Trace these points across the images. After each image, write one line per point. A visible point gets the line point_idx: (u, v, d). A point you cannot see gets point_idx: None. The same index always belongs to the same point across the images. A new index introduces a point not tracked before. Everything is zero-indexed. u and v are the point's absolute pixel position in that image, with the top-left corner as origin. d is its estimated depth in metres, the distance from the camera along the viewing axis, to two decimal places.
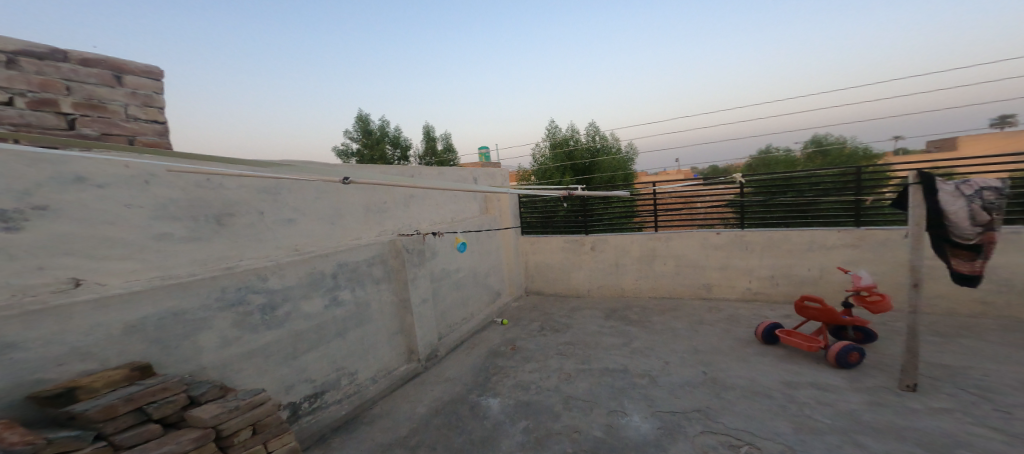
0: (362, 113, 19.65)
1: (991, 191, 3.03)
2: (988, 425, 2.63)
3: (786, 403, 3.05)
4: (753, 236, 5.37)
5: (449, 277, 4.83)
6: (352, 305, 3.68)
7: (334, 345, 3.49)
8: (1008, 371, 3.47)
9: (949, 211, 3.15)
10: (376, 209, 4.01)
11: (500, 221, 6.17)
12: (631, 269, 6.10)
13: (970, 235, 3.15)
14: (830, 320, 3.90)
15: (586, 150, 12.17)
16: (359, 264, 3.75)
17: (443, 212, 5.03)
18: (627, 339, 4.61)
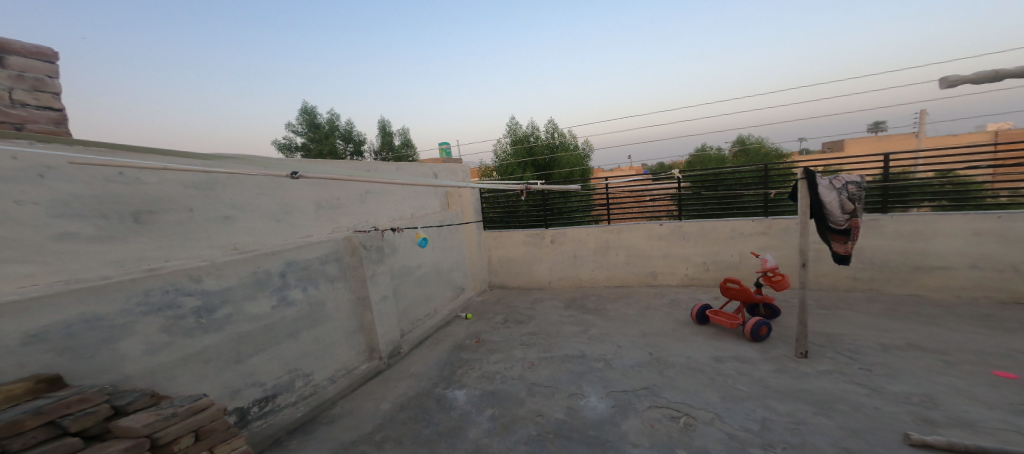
0: (306, 106, 18.48)
1: (853, 184, 3.95)
2: (858, 383, 3.31)
3: (714, 375, 3.57)
4: (689, 227, 6.04)
5: (411, 273, 4.82)
6: (304, 305, 3.54)
7: (286, 347, 3.35)
8: (879, 336, 4.34)
9: (825, 200, 4.00)
10: (326, 205, 3.87)
11: (464, 216, 6.22)
12: (588, 260, 6.53)
13: (840, 221, 3.99)
14: (746, 299, 4.58)
15: (545, 146, 12.57)
16: (311, 262, 3.58)
17: (402, 207, 4.96)
18: (585, 326, 5.00)
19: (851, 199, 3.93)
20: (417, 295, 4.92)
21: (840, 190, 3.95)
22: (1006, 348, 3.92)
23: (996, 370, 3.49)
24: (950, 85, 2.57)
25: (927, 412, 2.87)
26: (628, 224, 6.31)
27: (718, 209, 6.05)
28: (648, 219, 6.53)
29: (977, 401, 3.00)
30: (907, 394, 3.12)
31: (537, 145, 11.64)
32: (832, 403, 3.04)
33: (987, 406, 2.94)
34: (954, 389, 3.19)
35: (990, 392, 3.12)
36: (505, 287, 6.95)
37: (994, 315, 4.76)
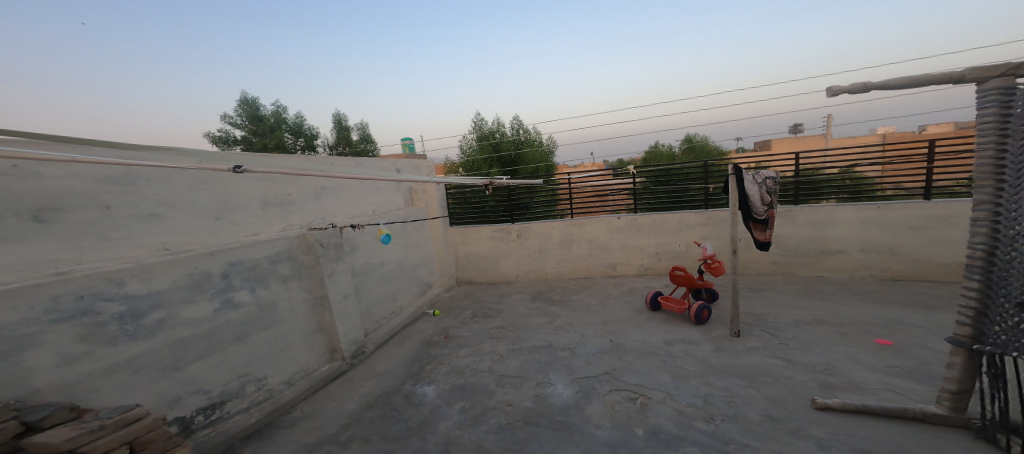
0: (246, 97, 17.15)
1: (769, 180, 4.51)
2: (782, 357, 3.78)
3: (666, 357, 3.88)
4: (644, 219, 6.45)
5: (374, 271, 4.69)
6: (254, 307, 3.34)
7: (234, 351, 3.17)
8: (804, 316, 4.94)
9: (750, 194, 4.50)
10: (275, 202, 3.67)
11: (429, 212, 6.15)
12: (552, 253, 6.74)
13: (762, 212, 4.55)
14: (691, 285, 5.00)
15: (511, 142, 12.73)
16: (260, 262, 3.37)
17: (362, 204, 4.81)
18: (551, 318, 5.19)
19: (769, 193, 4.51)
20: (382, 293, 4.82)
21: (761, 184, 4.49)
22: (892, 321, 4.69)
23: (881, 339, 4.18)
24: (832, 95, 2.65)
25: (833, 378, 3.36)
26: (589, 218, 6.58)
27: (670, 203, 6.49)
28: (608, 213, 6.86)
29: (871, 367, 3.56)
30: (818, 365, 3.62)
31: (502, 141, 11.73)
32: (760, 376, 3.44)
33: (879, 371, 3.49)
34: (856, 358, 3.75)
35: (885, 360, 3.70)
36: (473, 283, 6.99)
37: (879, 291, 5.72)
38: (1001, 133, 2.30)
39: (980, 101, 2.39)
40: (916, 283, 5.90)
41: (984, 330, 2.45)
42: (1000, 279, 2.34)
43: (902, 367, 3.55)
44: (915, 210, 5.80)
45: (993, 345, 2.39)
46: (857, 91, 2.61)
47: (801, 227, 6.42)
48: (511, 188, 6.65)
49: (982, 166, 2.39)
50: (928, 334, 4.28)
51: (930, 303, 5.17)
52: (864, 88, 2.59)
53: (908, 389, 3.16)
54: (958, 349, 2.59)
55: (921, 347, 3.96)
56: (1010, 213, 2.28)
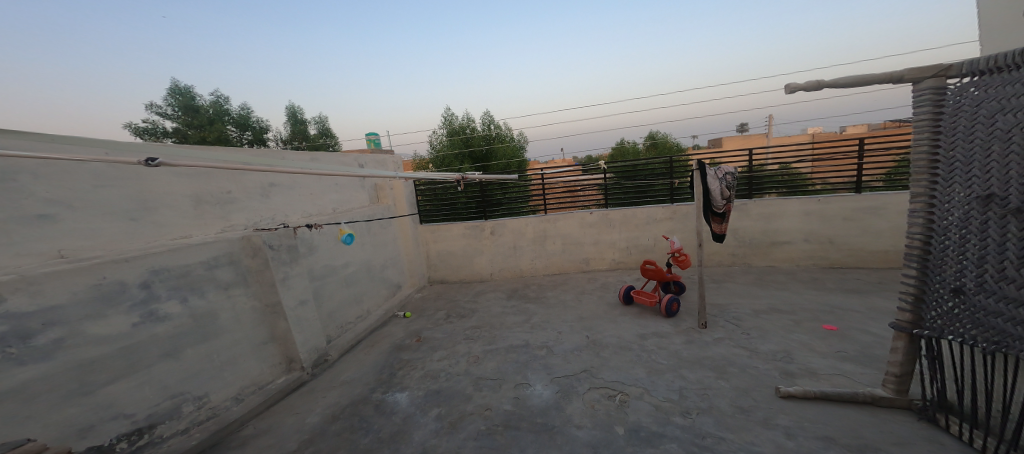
0: (178, 86, 15.70)
1: (729, 175, 4.69)
2: (744, 346, 3.92)
3: (641, 352, 3.92)
4: (615, 214, 6.53)
5: (335, 273, 4.37)
6: (187, 318, 2.96)
7: (163, 368, 2.80)
8: (766, 304, 5.18)
9: (712, 189, 4.65)
10: (209, 199, 3.30)
11: (397, 209, 5.86)
12: (526, 250, 6.66)
13: (721, 206, 4.69)
14: (660, 278, 5.08)
15: (482, 138, 12.57)
16: (192, 268, 2.98)
17: (319, 201, 4.47)
18: (527, 316, 5.12)
19: (727, 188, 4.67)
20: (345, 297, 4.51)
21: (722, 179, 4.64)
22: (832, 307, 5.04)
23: (827, 325, 4.47)
24: (790, 92, 2.73)
25: (794, 364, 3.52)
26: (562, 214, 6.56)
27: (640, 197, 6.60)
28: (581, 208, 6.89)
29: (822, 351, 3.78)
30: (777, 351, 3.79)
31: (475, 136, 11.58)
32: (727, 366, 3.54)
33: (829, 355, 3.71)
34: (810, 344, 3.97)
35: (838, 345, 3.94)
36: (446, 282, 6.76)
37: (820, 279, 6.12)
38: (935, 131, 2.42)
39: (917, 100, 2.50)
40: (850, 270, 6.38)
41: (923, 315, 2.57)
42: (937, 266, 2.44)
43: (849, 351, 3.79)
44: (851, 202, 6.24)
45: (931, 329, 2.50)
46: (812, 89, 2.71)
47: (753, 220, 6.73)
48: (482, 184, 6.50)
49: (919, 160, 2.51)
50: (867, 318, 4.63)
51: (863, 288, 5.64)
52: (818, 86, 2.69)
53: (857, 372, 3.37)
54: (901, 334, 2.72)
55: (861, 331, 4.27)
56: (943, 204, 2.37)
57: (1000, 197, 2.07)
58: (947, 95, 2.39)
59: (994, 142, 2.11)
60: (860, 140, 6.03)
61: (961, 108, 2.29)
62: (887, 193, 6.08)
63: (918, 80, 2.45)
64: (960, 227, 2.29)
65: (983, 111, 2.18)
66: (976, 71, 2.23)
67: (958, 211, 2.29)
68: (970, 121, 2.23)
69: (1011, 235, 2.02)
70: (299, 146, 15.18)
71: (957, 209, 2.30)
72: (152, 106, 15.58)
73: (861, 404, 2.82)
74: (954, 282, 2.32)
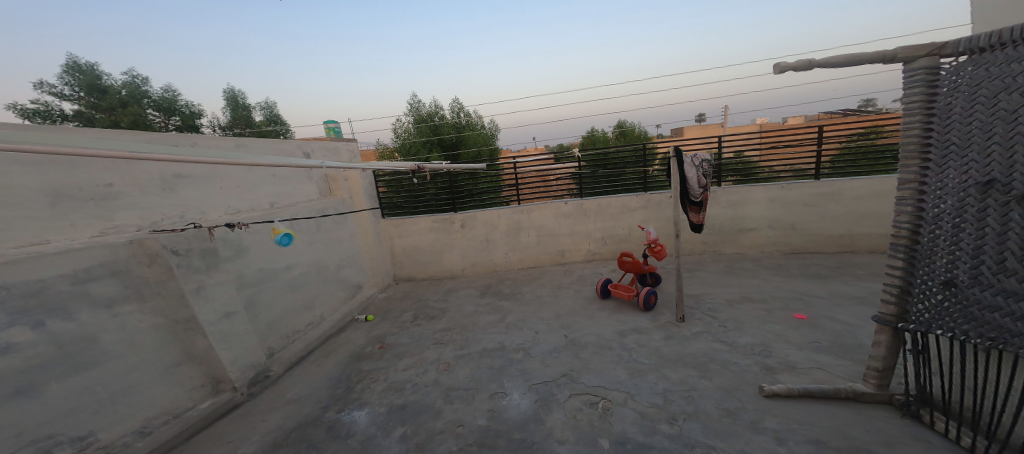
0: (79, 63, 13.73)
1: (705, 163, 4.50)
2: (719, 338, 3.79)
3: (622, 350, 3.73)
4: (589, 204, 6.32)
5: (275, 277, 3.84)
6: (54, 345, 2.38)
7: (19, 410, 2.22)
8: (742, 291, 5.16)
9: (689, 177, 4.44)
10: (74, 194, 2.66)
11: (355, 203, 5.34)
12: (499, 242, 6.31)
13: (698, 194, 4.51)
14: (637, 271, 4.84)
15: (450, 125, 12.01)
16: (51, 283, 2.37)
17: (250, 196, 3.90)
18: (502, 314, 4.85)
19: (704, 176, 4.47)
20: (290, 303, 4.00)
21: (698, 167, 4.43)
22: (798, 293, 4.95)
23: (796, 312, 4.40)
24: (779, 72, 2.51)
25: (772, 356, 3.43)
26: (536, 205, 6.27)
27: (614, 186, 6.42)
28: (555, 198, 6.63)
29: (797, 338, 3.72)
30: (754, 341, 3.69)
31: (444, 124, 11.03)
32: (706, 363, 3.40)
33: (803, 342, 3.63)
34: (783, 331, 3.89)
35: (813, 331, 3.84)
36: (414, 280, 6.30)
37: (785, 265, 6.22)
38: (927, 113, 2.23)
39: (906, 81, 2.30)
40: (811, 254, 6.54)
41: (907, 308, 2.41)
42: (925, 256, 2.27)
43: (822, 338, 3.70)
44: (809, 188, 6.37)
45: (917, 323, 2.33)
46: (802, 69, 2.49)
47: (722, 207, 6.74)
48: (448, 173, 6.06)
49: (909, 145, 2.31)
50: (832, 301, 4.61)
51: (823, 273, 5.74)
52: (808, 66, 2.47)
53: (832, 360, 3.31)
54: (884, 327, 2.54)
55: (827, 314, 4.28)
56: (935, 192, 2.20)
57: (1002, 183, 1.90)
58: (940, 75, 2.20)
59: (996, 123, 1.93)
60: (822, 127, 6.06)
61: (957, 88, 2.09)
62: (845, 179, 6.21)
63: (910, 59, 2.25)
64: (953, 215, 2.11)
65: (982, 92, 1.99)
66: (974, 49, 2.03)
67: (952, 199, 2.12)
68: (968, 102, 2.04)
69: (1012, 223, 1.87)
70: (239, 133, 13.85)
71: (951, 196, 2.12)
72: (41, 85, 13.56)
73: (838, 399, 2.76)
74: (945, 274, 2.16)
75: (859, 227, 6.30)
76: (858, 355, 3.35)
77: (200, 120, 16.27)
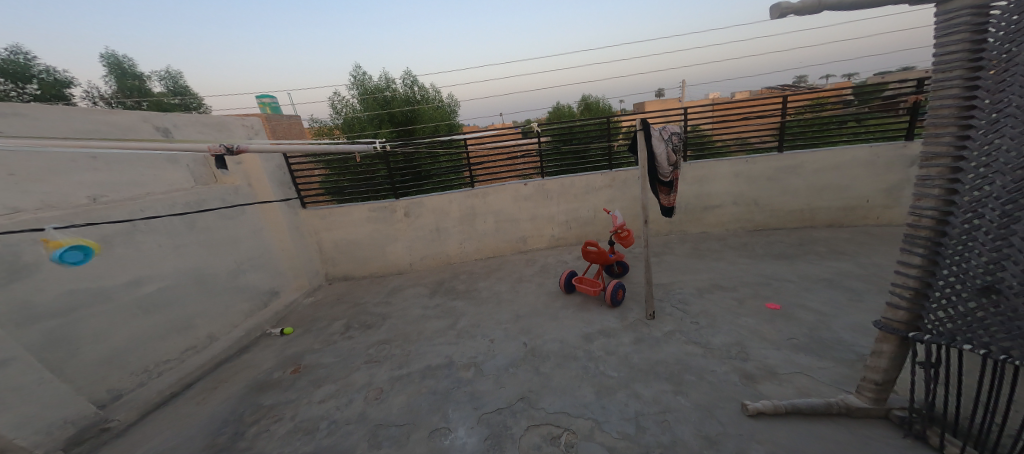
0: None
1: (676, 136, 3.75)
2: (691, 339, 3.35)
3: (587, 362, 3.26)
4: (551, 184, 5.71)
5: (106, 300, 2.88)
6: None
7: None
8: (718, 269, 4.76)
9: (657, 153, 3.69)
10: None
11: (258, 197, 4.38)
12: (454, 232, 5.58)
13: (667, 173, 3.75)
14: (603, 262, 4.17)
15: (402, 98, 10.83)
16: None
17: (42, 188, 2.70)
18: (452, 319, 4.27)
19: (675, 152, 3.76)
20: (142, 329, 3.08)
21: (669, 141, 3.69)
22: (772, 273, 4.55)
23: (767, 300, 3.86)
24: (776, 18, 1.93)
25: (749, 359, 3.02)
26: (492, 187, 5.56)
27: (577, 164, 5.85)
28: (514, 179, 5.96)
29: (771, 332, 3.28)
30: (727, 340, 3.27)
31: (394, 95, 9.88)
32: (679, 374, 2.98)
33: (779, 339, 3.19)
34: (756, 324, 3.44)
35: (787, 326, 3.35)
36: (352, 278, 5.47)
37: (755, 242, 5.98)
38: (971, 66, 1.60)
39: (941, 25, 1.67)
40: (773, 231, 5.94)
41: (921, 314, 1.86)
42: (954, 253, 1.69)
43: (800, 332, 3.23)
44: (771, 162, 5.72)
45: (934, 333, 1.80)
46: (806, 12, 1.90)
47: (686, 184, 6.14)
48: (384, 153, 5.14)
49: (942, 110, 1.69)
50: (807, 282, 4.09)
51: (793, 254, 4.99)
52: (814, 9, 1.88)
53: (812, 358, 2.92)
54: (888, 335, 2.04)
55: (798, 300, 3.77)
56: (976, 168, 1.59)
57: None
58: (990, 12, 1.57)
59: None
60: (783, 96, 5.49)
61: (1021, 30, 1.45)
62: (808, 151, 5.58)
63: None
64: (1003, 199, 1.52)
65: None
66: None
67: (1002, 180, 1.51)
68: None
69: None
70: (132, 103, 11.82)
71: (1001, 176, 1.52)
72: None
73: (809, 415, 2.42)
74: (982, 279, 1.59)
75: (818, 201, 5.73)
76: (837, 352, 2.92)
77: (68, 89, 13.70)
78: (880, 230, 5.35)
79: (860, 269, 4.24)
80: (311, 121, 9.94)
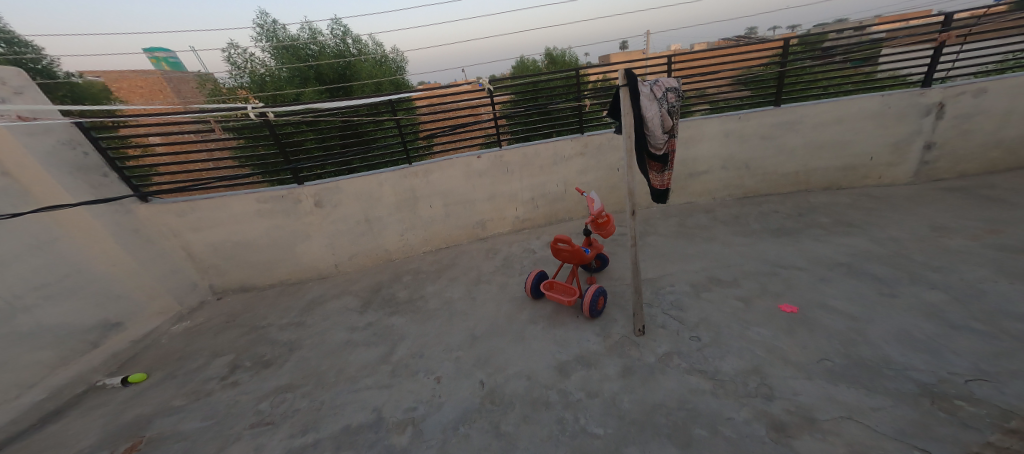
0: None
1: (674, 93, 2.39)
2: (693, 366, 2.53)
3: (562, 412, 2.38)
4: (510, 155, 4.58)
5: None
6: None
7: None
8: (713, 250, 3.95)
9: (648, 119, 2.34)
10: None
11: (33, 194, 2.92)
12: (390, 222, 4.40)
13: (663, 148, 2.43)
14: (578, 261, 3.19)
15: (329, 50, 8.94)
16: None
17: None
18: (386, 345, 3.25)
19: (673, 114, 2.41)
20: None
21: (664, 101, 2.34)
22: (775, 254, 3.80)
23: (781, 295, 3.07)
24: None
25: (773, 398, 2.21)
26: (435, 162, 4.36)
27: (543, 125, 4.78)
28: (470, 149, 4.82)
29: (795, 349, 2.49)
30: (740, 366, 2.45)
31: (316, 46, 8.03)
32: (685, 427, 2.15)
33: (806, 362, 2.38)
34: (773, 334, 2.62)
35: (814, 335, 2.54)
36: (262, 289, 4.25)
37: None
38: None
39: None
40: (765, 199, 4.97)
41: None
42: None
43: (832, 347, 2.44)
44: (769, 117, 4.64)
45: None
46: None
47: None
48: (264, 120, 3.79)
49: None
50: (820, 265, 3.29)
51: (792, 228, 4.12)
52: None
53: (856, 393, 2.13)
54: None
55: (817, 293, 2.93)
56: None
57: None
58: None
59: None
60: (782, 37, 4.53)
61: None
62: (809, 102, 4.60)
63: None
64: None
65: None
66: None
67: None
68: None
69: None
70: None
71: None
72: None
73: None
74: None
75: (815, 160, 4.83)
76: (888, 382, 2.15)
77: None
78: (884, 191, 4.68)
79: (877, 245, 3.48)
80: (199, 76, 7.78)
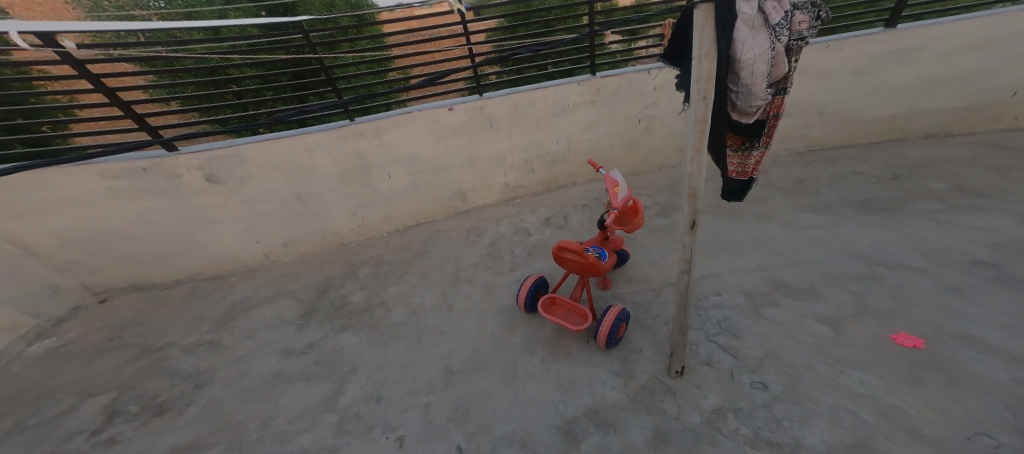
0: None
1: (802, 14, 1.26)
2: (765, 437, 1.73)
3: None
4: (494, 106, 3.40)
5: None
6: None
7: None
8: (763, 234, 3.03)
9: (743, 68, 1.26)
10: None
11: None
12: (335, 198, 3.34)
13: (756, 117, 1.39)
14: (590, 272, 2.26)
15: None
16: None
17: None
18: (326, 380, 2.42)
19: (788, 53, 1.31)
20: None
21: (781, 31, 1.23)
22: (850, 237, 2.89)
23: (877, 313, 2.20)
24: None
25: None
26: (390, 117, 3.18)
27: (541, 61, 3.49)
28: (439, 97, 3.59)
29: (926, 413, 1.67)
30: (839, 441, 1.64)
31: None
32: None
33: (950, 441, 1.55)
34: (886, 387, 1.81)
35: (954, 393, 1.71)
36: (173, 287, 3.30)
37: None
38: None
39: None
40: (836, 152, 3.96)
41: None
42: None
43: (988, 412, 1.61)
44: (863, 45, 3.49)
45: None
46: None
47: None
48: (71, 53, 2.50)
49: None
50: (937, 265, 2.43)
51: (888, 200, 3.19)
52: None
53: None
54: None
55: (938, 317, 2.09)
56: None
57: None
58: None
59: None
60: None
61: None
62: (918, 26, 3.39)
63: None
64: None
65: None
66: None
67: None
68: None
69: None
70: None
71: None
72: None
73: None
74: None
75: (920, 100, 3.75)
76: None
77: None
78: (1013, 138, 3.68)
79: None
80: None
